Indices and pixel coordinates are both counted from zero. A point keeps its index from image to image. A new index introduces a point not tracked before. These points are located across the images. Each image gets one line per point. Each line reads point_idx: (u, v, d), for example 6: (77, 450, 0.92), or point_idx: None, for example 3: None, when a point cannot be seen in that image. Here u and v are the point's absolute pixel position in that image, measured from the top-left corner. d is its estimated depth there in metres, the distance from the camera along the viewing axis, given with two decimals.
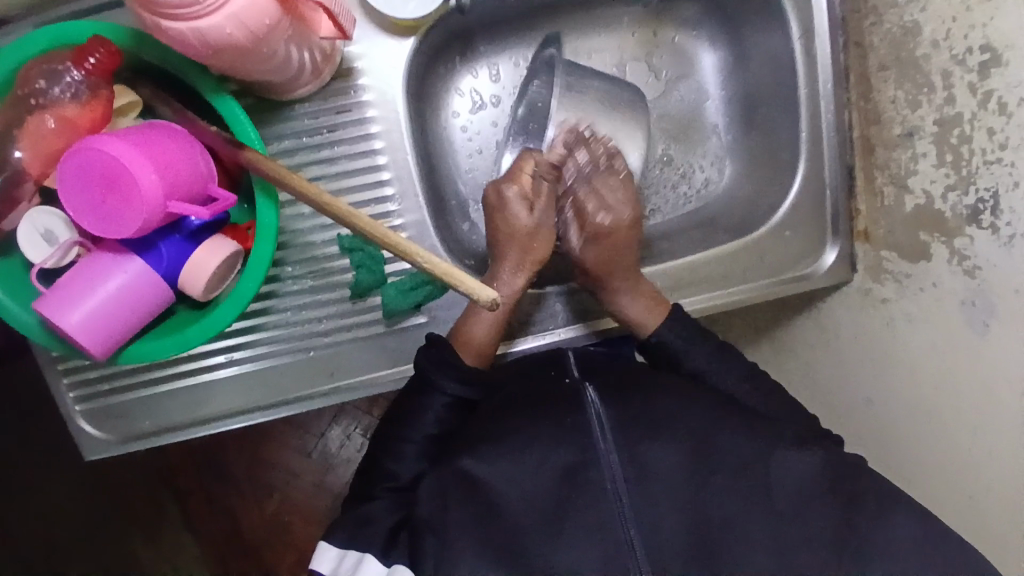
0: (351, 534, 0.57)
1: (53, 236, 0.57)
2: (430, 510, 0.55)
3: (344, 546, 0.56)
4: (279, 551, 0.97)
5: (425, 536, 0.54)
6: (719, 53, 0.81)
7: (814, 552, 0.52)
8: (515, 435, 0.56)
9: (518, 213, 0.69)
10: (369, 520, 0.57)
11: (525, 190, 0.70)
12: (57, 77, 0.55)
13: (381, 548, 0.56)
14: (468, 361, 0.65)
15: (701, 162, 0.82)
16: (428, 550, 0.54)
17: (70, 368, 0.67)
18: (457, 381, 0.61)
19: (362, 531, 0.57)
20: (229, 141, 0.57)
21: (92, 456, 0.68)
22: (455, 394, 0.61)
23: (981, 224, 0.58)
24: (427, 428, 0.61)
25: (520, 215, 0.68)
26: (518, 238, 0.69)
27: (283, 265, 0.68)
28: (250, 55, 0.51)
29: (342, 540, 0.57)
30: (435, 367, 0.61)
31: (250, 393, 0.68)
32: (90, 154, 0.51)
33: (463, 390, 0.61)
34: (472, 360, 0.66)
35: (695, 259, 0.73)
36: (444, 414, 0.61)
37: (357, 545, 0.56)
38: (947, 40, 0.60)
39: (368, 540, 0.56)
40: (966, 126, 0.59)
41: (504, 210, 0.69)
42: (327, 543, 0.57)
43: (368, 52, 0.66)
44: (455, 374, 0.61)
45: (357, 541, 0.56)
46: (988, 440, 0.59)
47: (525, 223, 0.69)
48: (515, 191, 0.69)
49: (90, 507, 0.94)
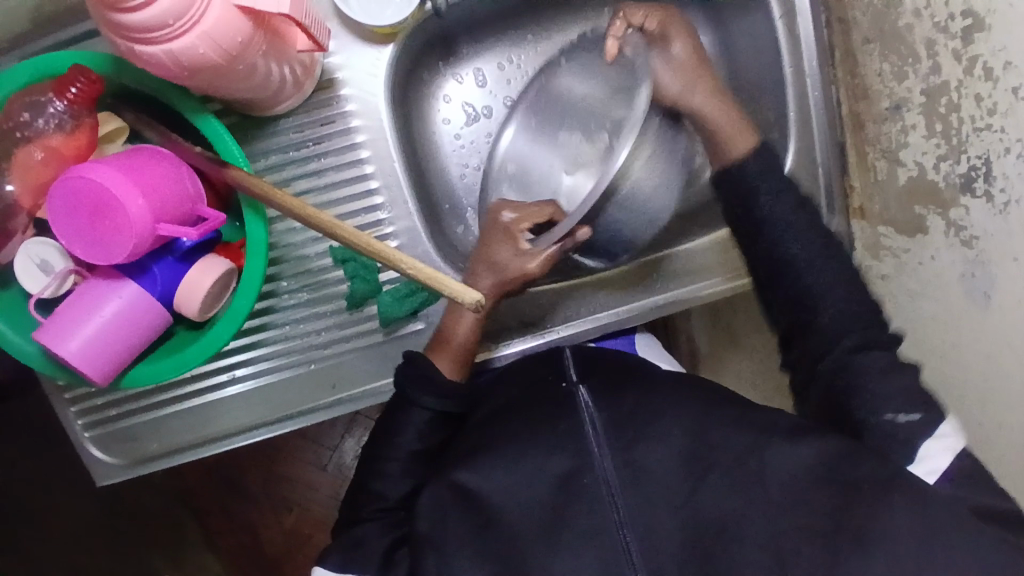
0: (345, 558, 0.58)
1: (49, 265, 0.58)
2: (429, 525, 0.56)
3: (339, 569, 0.57)
4: (300, 564, 0.97)
5: (426, 552, 0.55)
6: (705, 38, 0.80)
7: (813, 543, 0.50)
8: (508, 450, 0.58)
9: (501, 248, 0.67)
10: (362, 542, 0.59)
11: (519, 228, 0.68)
12: (40, 108, 0.56)
13: (378, 568, 0.57)
14: (445, 371, 0.65)
15: None
16: (428, 561, 0.55)
17: (76, 396, 0.67)
18: (437, 396, 0.62)
19: (356, 554, 0.58)
20: (213, 160, 0.57)
21: (103, 481, 0.69)
22: (433, 408, 0.62)
23: (975, 193, 0.57)
24: (409, 445, 0.62)
25: (502, 249, 0.67)
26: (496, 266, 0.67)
27: (279, 280, 0.68)
28: (227, 73, 0.52)
29: (336, 564, 0.58)
30: (418, 383, 0.62)
31: (254, 410, 0.69)
32: (76, 182, 0.52)
33: (442, 402, 0.62)
34: (446, 366, 0.65)
35: (694, 246, 0.73)
36: (426, 428, 0.62)
37: (352, 568, 0.57)
38: (928, 8, 0.59)
39: (365, 560, 0.57)
40: (953, 94, 0.58)
41: (494, 234, 0.68)
42: (322, 569, 0.58)
43: (348, 63, 0.67)
44: (436, 390, 0.62)
45: (353, 562, 0.57)
46: (999, 412, 0.58)
47: (510, 262, 0.66)
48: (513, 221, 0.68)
49: (111, 532, 0.95)
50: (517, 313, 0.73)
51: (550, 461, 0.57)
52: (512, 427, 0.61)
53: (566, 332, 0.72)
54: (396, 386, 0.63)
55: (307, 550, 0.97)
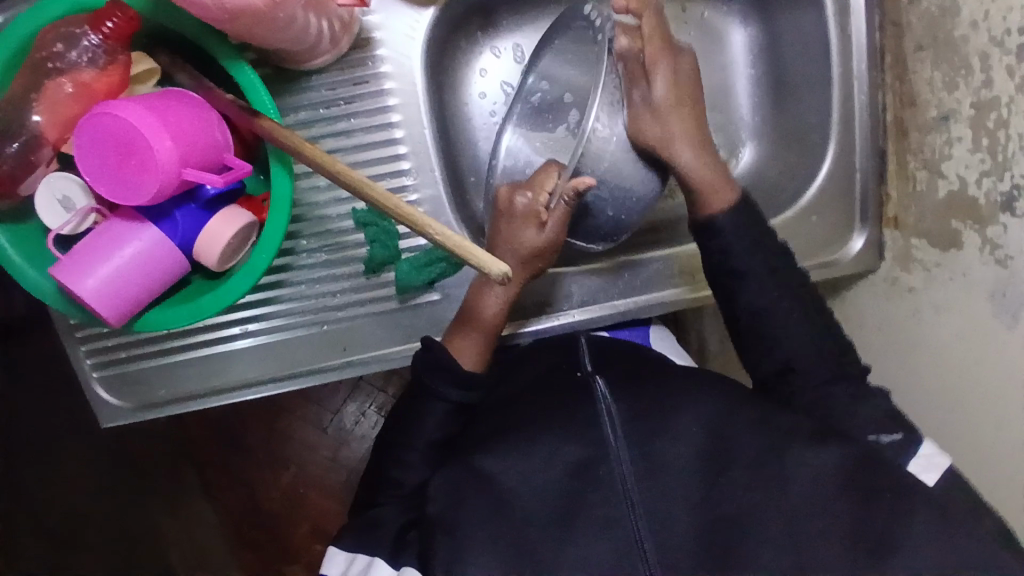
0: (359, 537, 0.58)
1: (71, 203, 0.57)
2: (442, 508, 0.55)
3: (352, 549, 0.57)
4: (294, 524, 0.97)
5: (438, 535, 0.54)
6: (751, 31, 0.78)
7: (830, 548, 0.51)
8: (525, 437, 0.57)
9: (525, 233, 0.63)
10: (377, 524, 0.58)
11: (535, 204, 0.62)
12: (74, 41, 0.55)
13: (389, 552, 0.56)
14: (466, 364, 0.64)
15: (709, 134, 0.79)
16: (442, 550, 0.53)
17: (87, 335, 0.67)
18: (455, 386, 0.61)
19: (371, 534, 0.58)
20: (245, 109, 0.56)
21: (109, 422, 0.69)
22: (456, 401, 0.61)
23: (1015, 212, 0.56)
24: (428, 436, 0.60)
25: (527, 234, 0.62)
26: (524, 252, 0.62)
27: (298, 239, 0.67)
28: (265, 21, 0.50)
29: (350, 544, 0.58)
30: (431, 370, 0.61)
31: (263, 366, 0.68)
32: (105, 119, 0.51)
33: (464, 394, 0.61)
34: (470, 363, 0.64)
35: (807, 206, 0.71)
36: (446, 420, 0.61)
37: (365, 549, 0.57)
38: (986, 20, 0.57)
39: (378, 542, 0.57)
40: (1003, 110, 0.57)
41: (513, 223, 0.63)
42: (338, 548, 0.58)
43: (386, 22, 0.66)
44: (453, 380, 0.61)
45: (366, 542, 0.57)
46: (1013, 439, 0.58)
47: (531, 241, 0.62)
48: (526, 203, 0.63)
49: (110, 475, 0.95)
50: (546, 291, 0.71)
51: (562, 450, 0.56)
52: (532, 414, 0.59)
53: (586, 315, 0.71)
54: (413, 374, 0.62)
55: (303, 509, 0.97)
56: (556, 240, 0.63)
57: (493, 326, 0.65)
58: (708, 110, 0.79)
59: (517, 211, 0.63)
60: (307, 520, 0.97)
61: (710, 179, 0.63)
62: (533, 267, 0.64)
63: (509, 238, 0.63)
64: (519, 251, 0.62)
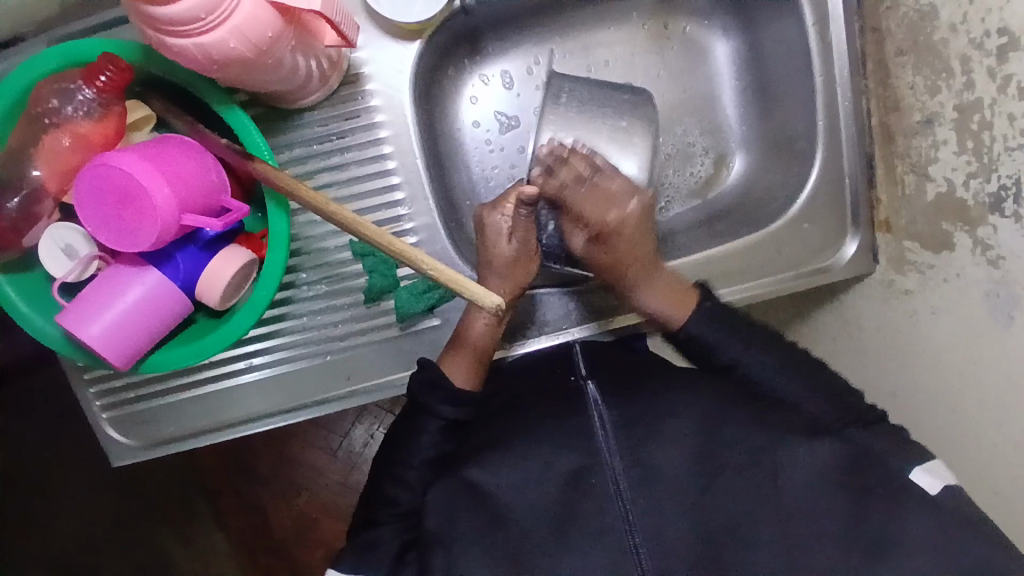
0: None
1: (73, 251, 0.58)
2: (438, 522, 0.57)
3: None
4: (306, 548, 0.98)
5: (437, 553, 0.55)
6: (733, 41, 0.80)
7: (828, 553, 0.51)
8: (519, 449, 0.58)
9: (498, 244, 0.66)
10: (375, 544, 0.59)
11: (507, 219, 0.67)
12: (70, 95, 0.56)
13: None
14: (456, 380, 0.65)
15: (693, 135, 0.81)
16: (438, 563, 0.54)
17: (95, 377, 0.68)
18: (449, 403, 0.62)
19: None
20: (239, 152, 0.57)
21: (119, 462, 0.70)
22: (450, 417, 0.62)
23: (1004, 212, 0.56)
24: (424, 453, 0.61)
25: (497, 246, 0.66)
26: (498, 265, 0.66)
27: (298, 272, 0.69)
28: (255, 67, 0.51)
29: None
30: (427, 391, 0.62)
31: (270, 398, 0.69)
32: (103, 170, 0.52)
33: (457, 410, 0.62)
34: (461, 381, 0.65)
35: (718, 251, 0.72)
36: (440, 439, 0.62)
37: None
38: (964, 23, 0.58)
39: None
40: (985, 112, 0.57)
41: (486, 236, 0.67)
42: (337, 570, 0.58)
43: (374, 57, 0.67)
44: (447, 397, 0.62)
45: None
46: (1015, 434, 0.58)
47: (503, 251, 0.66)
48: (497, 217, 0.67)
49: (120, 506, 0.96)
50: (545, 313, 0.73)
51: (558, 460, 0.57)
52: (527, 421, 0.60)
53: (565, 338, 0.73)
54: (409, 394, 0.63)
55: (316, 533, 0.98)
56: (525, 248, 0.66)
57: (483, 349, 0.66)
58: (687, 118, 0.81)
59: (490, 226, 0.67)
60: (319, 543, 0.98)
61: (668, 298, 0.66)
62: (515, 280, 0.66)
63: (486, 251, 0.67)
64: (493, 262, 0.66)
